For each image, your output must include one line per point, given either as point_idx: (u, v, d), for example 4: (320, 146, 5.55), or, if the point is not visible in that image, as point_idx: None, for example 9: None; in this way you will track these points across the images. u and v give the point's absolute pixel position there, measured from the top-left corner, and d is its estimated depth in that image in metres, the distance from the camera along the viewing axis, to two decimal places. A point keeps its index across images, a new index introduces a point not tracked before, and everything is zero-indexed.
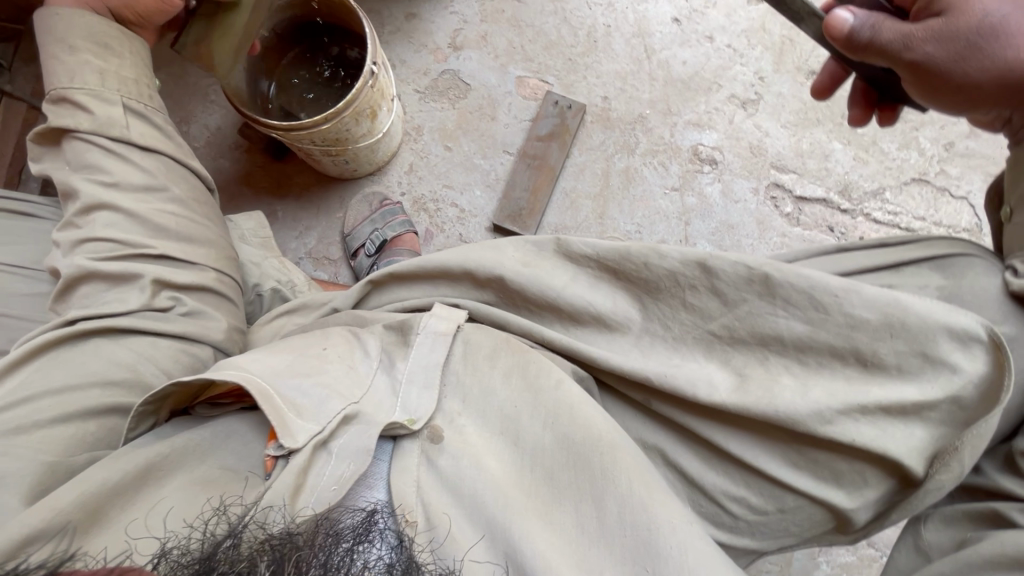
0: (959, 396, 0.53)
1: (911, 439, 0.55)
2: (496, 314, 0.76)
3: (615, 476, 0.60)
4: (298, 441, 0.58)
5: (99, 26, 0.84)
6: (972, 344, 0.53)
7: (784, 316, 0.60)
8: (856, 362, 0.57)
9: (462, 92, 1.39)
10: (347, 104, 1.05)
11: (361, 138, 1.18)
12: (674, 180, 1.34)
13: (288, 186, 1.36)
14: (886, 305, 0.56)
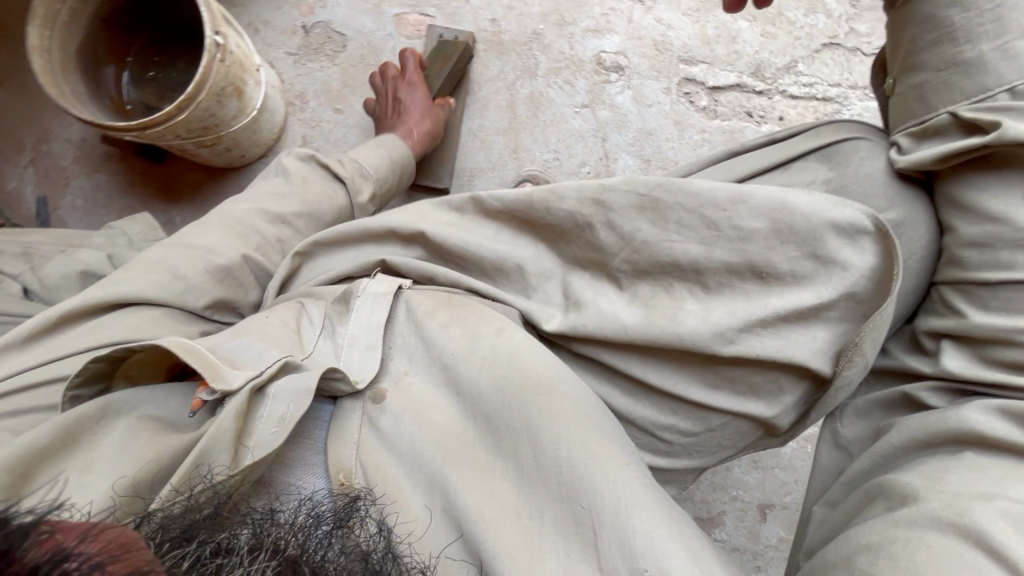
0: (852, 292, 0.58)
1: (812, 341, 0.59)
2: (419, 266, 0.77)
3: (547, 416, 0.62)
4: (231, 383, 0.60)
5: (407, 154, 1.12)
6: (860, 237, 0.58)
7: (677, 241, 0.62)
8: (753, 275, 0.60)
9: (339, 45, 1.26)
10: (197, 86, 0.92)
11: (233, 120, 1.05)
12: (582, 96, 1.26)
13: (180, 189, 1.25)
14: (773, 212, 0.59)
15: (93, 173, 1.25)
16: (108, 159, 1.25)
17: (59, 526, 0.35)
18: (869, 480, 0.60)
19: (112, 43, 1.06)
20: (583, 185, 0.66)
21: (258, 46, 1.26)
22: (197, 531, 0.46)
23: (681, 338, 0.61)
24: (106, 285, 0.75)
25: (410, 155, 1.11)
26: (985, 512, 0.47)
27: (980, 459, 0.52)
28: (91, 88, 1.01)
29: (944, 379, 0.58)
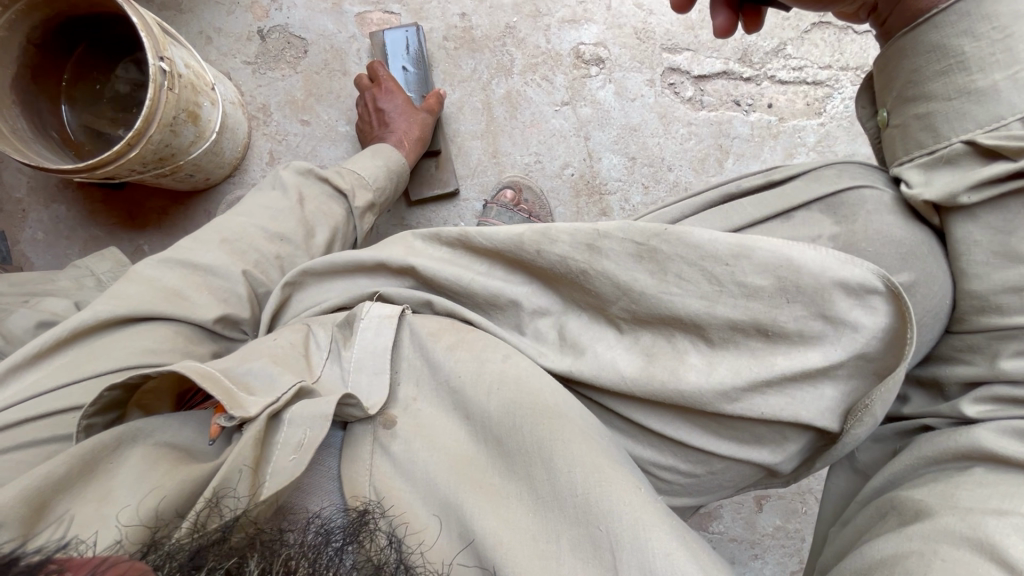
0: (864, 353, 0.56)
1: (820, 399, 0.59)
2: (415, 295, 0.74)
3: (557, 437, 0.61)
4: (249, 410, 0.57)
5: (400, 159, 1.05)
6: (870, 297, 0.55)
7: (678, 294, 0.60)
8: (757, 333, 0.58)
9: (300, 51, 1.18)
10: (147, 120, 0.85)
11: (191, 146, 0.99)
12: (562, 93, 1.19)
13: (147, 214, 1.19)
14: (777, 268, 0.57)
15: (51, 202, 1.18)
16: (64, 188, 1.18)
17: (68, 563, 0.35)
18: (892, 491, 0.58)
19: (47, 68, 0.97)
20: (577, 230, 0.65)
21: (212, 56, 1.17)
22: (207, 557, 0.43)
23: (682, 393, 0.60)
24: (110, 300, 0.70)
25: (405, 164, 1.06)
26: (997, 526, 0.46)
27: (987, 475, 0.51)
28: (33, 122, 0.94)
29: (962, 422, 0.57)
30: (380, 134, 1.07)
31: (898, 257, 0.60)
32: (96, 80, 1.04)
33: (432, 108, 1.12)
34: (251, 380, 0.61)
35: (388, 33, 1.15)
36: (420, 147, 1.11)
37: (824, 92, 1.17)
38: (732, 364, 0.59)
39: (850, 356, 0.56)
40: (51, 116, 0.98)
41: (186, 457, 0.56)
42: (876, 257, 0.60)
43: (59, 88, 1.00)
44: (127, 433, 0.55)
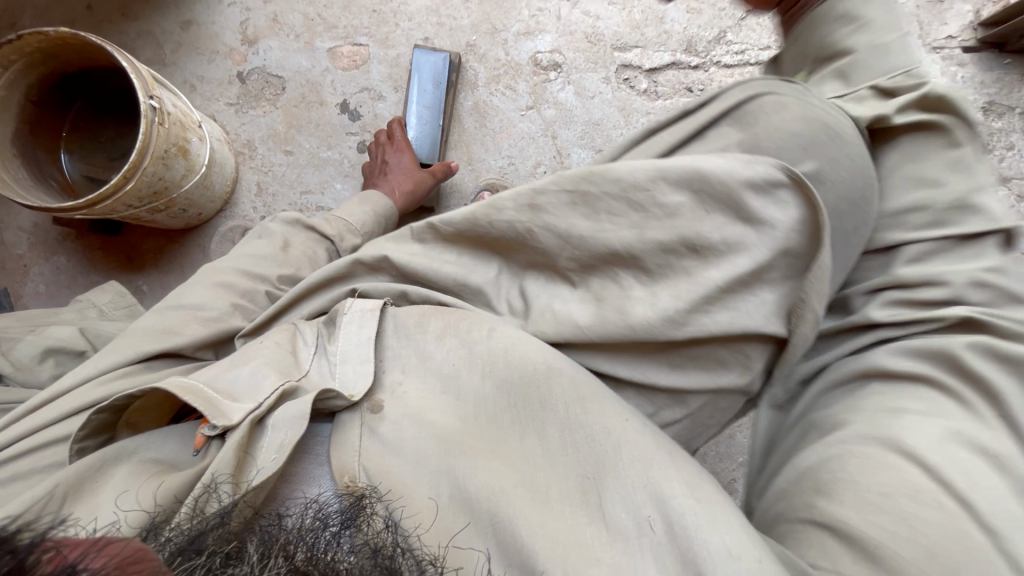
0: (789, 250, 0.60)
1: (761, 305, 0.61)
2: (392, 287, 0.78)
3: (553, 405, 0.65)
4: (232, 418, 0.61)
5: (384, 206, 1.09)
6: (779, 190, 0.59)
7: (612, 228, 0.64)
8: (688, 251, 0.62)
9: (279, 88, 1.26)
10: (140, 153, 0.91)
11: (183, 180, 1.05)
12: (526, 99, 1.28)
13: (142, 256, 1.24)
14: (690, 182, 0.61)
15: (51, 254, 1.24)
16: (63, 240, 1.23)
17: (63, 541, 0.38)
18: (809, 413, 0.65)
19: (46, 124, 1.04)
20: (517, 194, 0.68)
21: (198, 102, 1.26)
22: (206, 542, 0.47)
23: (635, 327, 0.63)
24: (105, 356, 0.74)
25: (388, 208, 1.09)
26: (899, 427, 0.54)
27: (880, 386, 0.59)
28: (37, 173, 1.01)
29: (871, 328, 0.63)
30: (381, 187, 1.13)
31: (799, 147, 0.62)
32: (91, 132, 1.11)
33: (435, 173, 1.17)
34: (237, 391, 0.64)
35: (417, 52, 1.22)
36: (409, 203, 1.15)
37: None
38: (672, 288, 0.62)
39: (774, 255, 0.59)
40: (50, 167, 1.05)
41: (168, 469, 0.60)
42: (779, 151, 0.62)
43: (58, 142, 1.07)
44: (107, 458, 0.60)
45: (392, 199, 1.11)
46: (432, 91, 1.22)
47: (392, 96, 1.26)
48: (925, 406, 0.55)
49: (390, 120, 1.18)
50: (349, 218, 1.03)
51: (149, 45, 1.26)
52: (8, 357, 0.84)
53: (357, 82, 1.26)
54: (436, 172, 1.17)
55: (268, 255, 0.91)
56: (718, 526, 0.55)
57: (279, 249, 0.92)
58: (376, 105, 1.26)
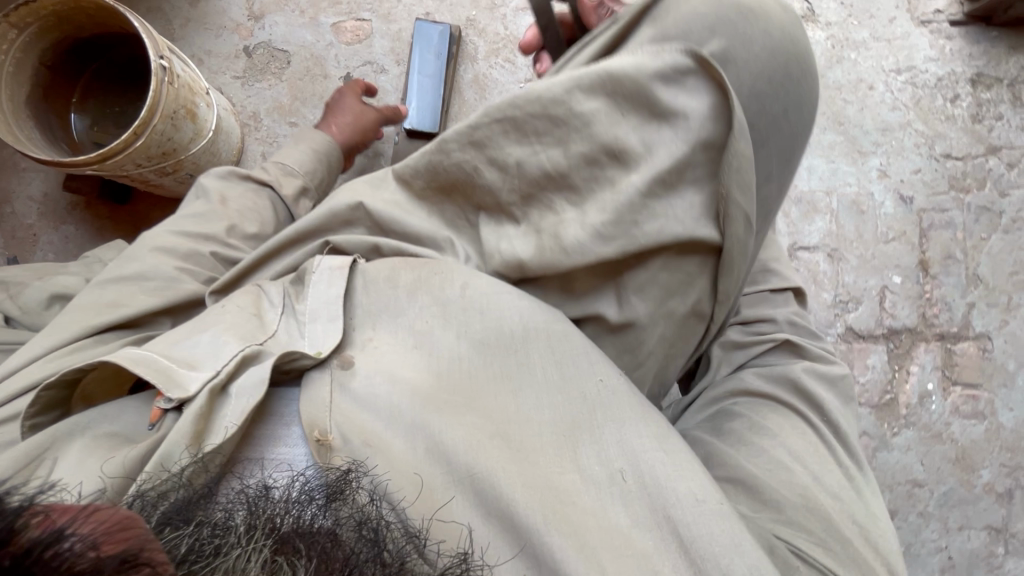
0: (708, 139, 0.65)
1: (689, 207, 0.67)
2: (363, 240, 0.80)
3: (530, 365, 0.70)
4: (188, 390, 0.61)
5: (325, 140, 1.11)
6: (685, 80, 0.64)
7: (542, 148, 0.67)
8: (608, 158, 0.66)
9: (284, 62, 1.29)
10: (150, 110, 0.94)
11: (191, 143, 1.07)
12: (524, 71, 1.31)
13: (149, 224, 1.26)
14: (604, 84, 0.64)
15: (59, 223, 1.26)
16: (72, 210, 1.26)
17: (53, 508, 0.34)
18: (717, 412, 0.84)
19: (59, 87, 1.08)
20: (460, 130, 0.71)
21: (204, 75, 1.29)
22: (191, 513, 0.47)
23: (574, 254, 0.66)
24: (48, 337, 0.75)
25: (328, 141, 1.11)
26: (795, 428, 0.79)
27: (773, 401, 0.83)
28: (48, 133, 1.03)
29: (743, 350, 0.91)
30: (321, 125, 1.15)
31: (705, 30, 0.67)
32: (100, 97, 1.13)
33: (381, 112, 1.19)
34: (196, 357, 0.65)
35: (419, 24, 1.26)
36: (353, 139, 1.17)
37: None
38: (600, 201, 0.66)
39: (692, 145, 0.64)
40: (60, 127, 1.07)
41: (122, 441, 0.62)
42: (683, 37, 0.67)
43: (71, 105, 1.10)
44: (57, 436, 0.61)
45: (333, 133, 1.14)
46: (432, 57, 1.25)
47: (394, 69, 1.29)
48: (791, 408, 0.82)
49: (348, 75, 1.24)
50: (286, 157, 1.06)
51: (158, 21, 1.30)
52: (18, 300, 0.87)
53: (360, 56, 1.29)
54: (382, 113, 1.19)
55: (207, 211, 0.92)
56: (683, 474, 0.65)
57: (217, 205, 0.93)
58: (379, 78, 1.29)
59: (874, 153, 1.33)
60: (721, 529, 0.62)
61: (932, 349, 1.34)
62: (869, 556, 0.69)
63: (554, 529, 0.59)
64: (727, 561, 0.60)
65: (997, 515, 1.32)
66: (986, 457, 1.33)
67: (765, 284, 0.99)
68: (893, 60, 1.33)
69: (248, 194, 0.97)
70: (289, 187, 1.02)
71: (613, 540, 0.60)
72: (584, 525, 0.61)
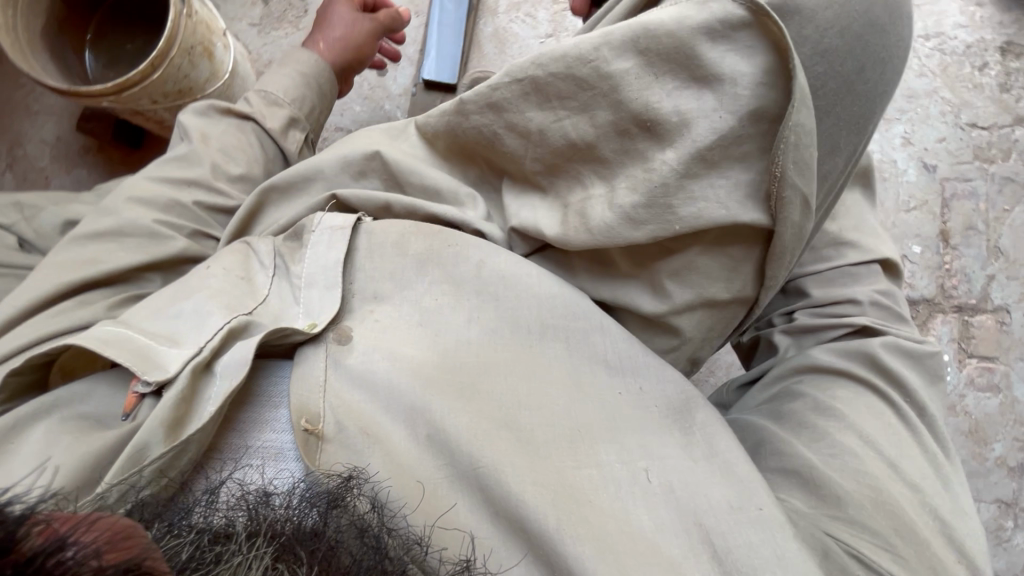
0: (759, 108, 0.57)
1: (733, 187, 0.60)
2: (374, 198, 0.79)
3: (543, 358, 0.69)
4: (167, 373, 0.60)
5: (309, 59, 1.02)
6: (735, 35, 0.56)
7: (564, 115, 0.65)
8: (640, 129, 0.61)
9: (302, 11, 1.27)
10: (168, 42, 0.92)
11: (206, 83, 1.05)
12: (546, 26, 1.29)
13: None
14: (635, 37, 0.59)
15: (70, 168, 1.25)
16: (84, 154, 1.24)
17: (56, 517, 0.33)
18: (788, 392, 0.76)
19: (72, 21, 1.06)
20: (477, 93, 0.70)
21: None
22: (191, 520, 0.47)
23: (596, 229, 0.64)
24: (21, 295, 0.70)
25: (314, 60, 1.02)
26: (880, 420, 0.70)
27: (854, 386, 0.73)
28: (61, 67, 1.01)
29: (810, 330, 0.83)
30: (309, 42, 1.05)
31: None
32: (113, 39, 1.10)
33: (371, 26, 1.08)
34: (178, 330, 0.64)
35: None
36: (342, 58, 1.07)
37: None
38: (629, 178, 0.62)
39: (741, 118, 0.57)
40: (74, 63, 1.05)
41: (94, 425, 0.60)
42: None
43: (82, 40, 1.08)
44: (25, 415, 0.59)
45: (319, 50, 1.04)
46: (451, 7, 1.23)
47: (413, 20, 1.28)
48: (871, 394, 0.73)
49: None
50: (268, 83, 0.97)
51: None
52: (33, 224, 0.87)
53: None
54: (372, 25, 1.08)
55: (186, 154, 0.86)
56: (725, 483, 0.64)
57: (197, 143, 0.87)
58: None
59: (898, 119, 1.31)
60: (762, 538, 0.60)
61: (949, 321, 1.33)
62: (943, 559, 0.61)
63: (567, 531, 0.58)
64: (767, 574, 0.58)
65: (1007, 489, 1.30)
66: (999, 431, 1.32)
67: (838, 259, 0.87)
68: (921, 25, 1.31)
69: (228, 133, 0.90)
70: (274, 120, 0.95)
71: (636, 545, 0.59)
72: (599, 522, 0.60)
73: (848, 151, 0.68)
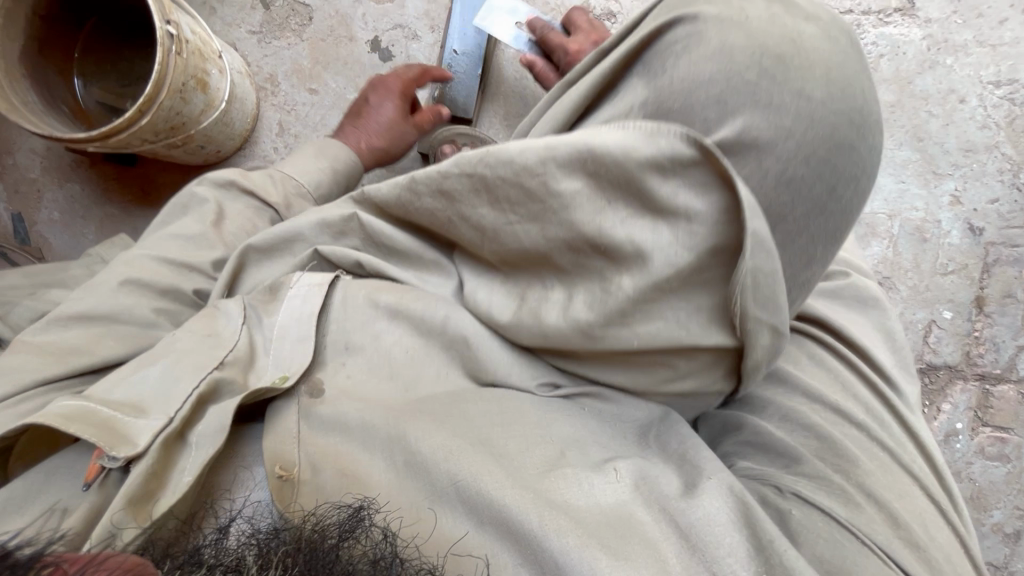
0: (722, 244, 0.52)
1: (693, 313, 0.56)
2: (347, 253, 0.79)
3: (513, 406, 0.68)
4: (135, 446, 0.57)
5: (343, 156, 1.03)
6: (689, 170, 0.50)
7: (517, 222, 0.60)
8: (595, 252, 0.56)
9: (306, 19, 1.16)
10: (156, 86, 0.84)
11: (201, 116, 0.98)
12: None
13: (160, 191, 1.19)
14: (581, 159, 0.53)
15: (64, 181, 1.19)
16: (77, 166, 1.18)
17: (66, 558, 0.35)
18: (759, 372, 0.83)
19: (57, 42, 0.97)
20: (428, 177, 0.66)
21: (218, 27, 1.16)
22: (204, 557, 0.45)
23: (551, 334, 0.63)
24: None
25: (352, 163, 1.04)
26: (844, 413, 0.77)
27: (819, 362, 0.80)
28: (49, 96, 0.94)
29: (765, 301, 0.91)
30: (350, 138, 1.06)
31: (715, 100, 0.55)
32: (102, 61, 1.03)
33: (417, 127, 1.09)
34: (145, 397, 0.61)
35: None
36: (382, 157, 1.09)
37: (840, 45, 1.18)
38: (586, 292, 0.59)
39: (698, 254, 0.52)
40: (61, 89, 0.98)
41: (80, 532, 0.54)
42: (681, 113, 0.57)
43: (69, 63, 1.00)
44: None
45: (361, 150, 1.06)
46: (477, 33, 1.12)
47: (428, 36, 1.16)
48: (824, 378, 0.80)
49: (393, 70, 1.08)
50: (294, 173, 0.97)
51: None
52: (5, 322, 0.80)
53: (390, 18, 1.15)
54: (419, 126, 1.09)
55: (197, 235, 0.85)
56: (705, 493, 0.62)
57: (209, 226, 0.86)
58: (410, 45, 1.16)
59: (950, 175, 1.20)
60: (722, 508, 0.61)
61: (968, 389, 1.27)
62: (908, 516, 0.67)
63: (566, 539, 0.56)
64: (728, 539, 0.59)
65: (999, 554, 1.30)
66: (1001, 499, 1.29)
67: None
68: (993, 70, 1.17)
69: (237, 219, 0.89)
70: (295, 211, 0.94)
71: (649, 558, 0.57)
72: (610, 539, 0.57)
73: (822, 254, 0.62)
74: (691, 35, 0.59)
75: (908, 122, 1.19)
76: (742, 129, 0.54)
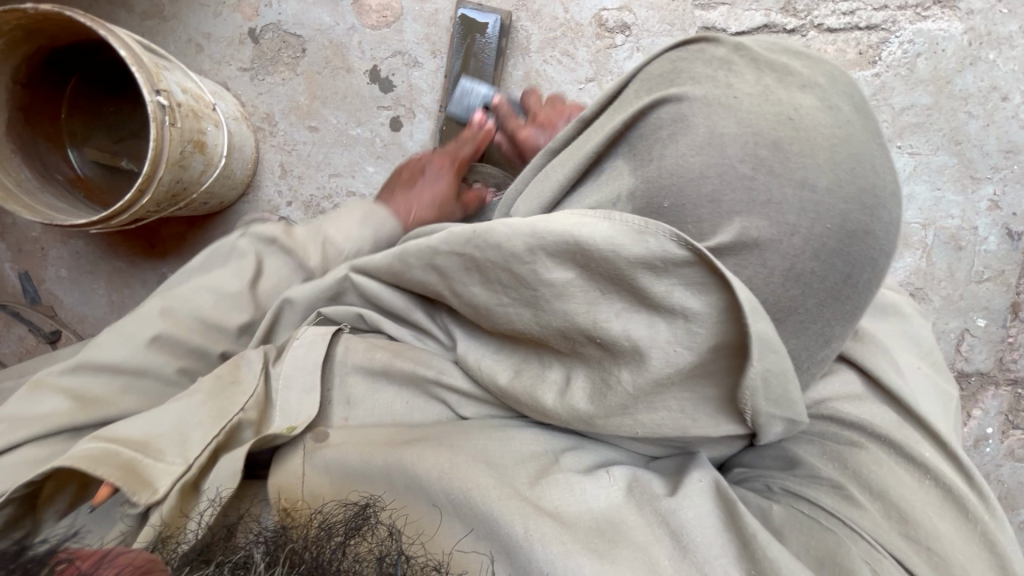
0: (723, 342, 0.46)
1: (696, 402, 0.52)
2: (348, 308, 0.76)
3: (505, 430, 0.66)
4: (158, 488, 0.57)
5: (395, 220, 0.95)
6: (685, 272, 0.44)
7: (509, 304, 0.55)
8: (593, 344, 0.51)
9: (299, 51, 1.09)
10: (153, 163, 0.79)
11: (201, 177, 0.93)
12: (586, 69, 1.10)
13: (163, 243, 1.15)
14: (567, 252, 0.47)
15: (65, 235, 1.15)
16: None
17: (77, 554, 0.37)
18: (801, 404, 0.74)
19: (43, 111, 0.99)
20: (417, 248, 0.60)
21: (207, 65, 1.11)
22: (215, 555, 0.45)
23: (546, 410, 0.60)
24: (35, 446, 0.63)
25: None
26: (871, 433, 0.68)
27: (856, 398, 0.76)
28: (46, 169, 0.98)
29: None
30: (393, 207, 0.89)
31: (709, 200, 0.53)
32: (90, 121, 1.05)
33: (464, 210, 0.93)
34: (158, 435, 0.62)
35: (464, 12, 1.05)
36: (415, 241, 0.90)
37: (869, 46, 1.11)
38: (586, 378, 0.56)
39: (700, 355, 0.47)
40: (55, 158, 1.01)
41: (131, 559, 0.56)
42: (677, 195, 0.54)
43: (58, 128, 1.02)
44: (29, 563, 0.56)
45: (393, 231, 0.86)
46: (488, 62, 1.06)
47: (430, 62, 1.08)
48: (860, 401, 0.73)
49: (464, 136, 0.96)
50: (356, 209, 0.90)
51: None
52: None
53: (389, 45, 1.08)
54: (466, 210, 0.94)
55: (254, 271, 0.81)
56: (693, 499, 0.58)
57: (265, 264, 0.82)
58: (412, 73, 1.09)
59: (989, 179, 1.13)
60: (709, 510, 0.58)
61: (999, 394, 1.25)
62: (913, 503, 0.62)
63: (552, 547, 0.52)
64: (722, 539, 0.56)
65: None
66: None
67: None
68: None
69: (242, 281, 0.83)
70: None
71: (635, 559, 0.53)
72: (602, 547, 0.54)
73: (840, 335, 0.58)
74: (677, 120, 0.56)
75: (946, 125, 1.11)
76: (740, 230, 0.51)
